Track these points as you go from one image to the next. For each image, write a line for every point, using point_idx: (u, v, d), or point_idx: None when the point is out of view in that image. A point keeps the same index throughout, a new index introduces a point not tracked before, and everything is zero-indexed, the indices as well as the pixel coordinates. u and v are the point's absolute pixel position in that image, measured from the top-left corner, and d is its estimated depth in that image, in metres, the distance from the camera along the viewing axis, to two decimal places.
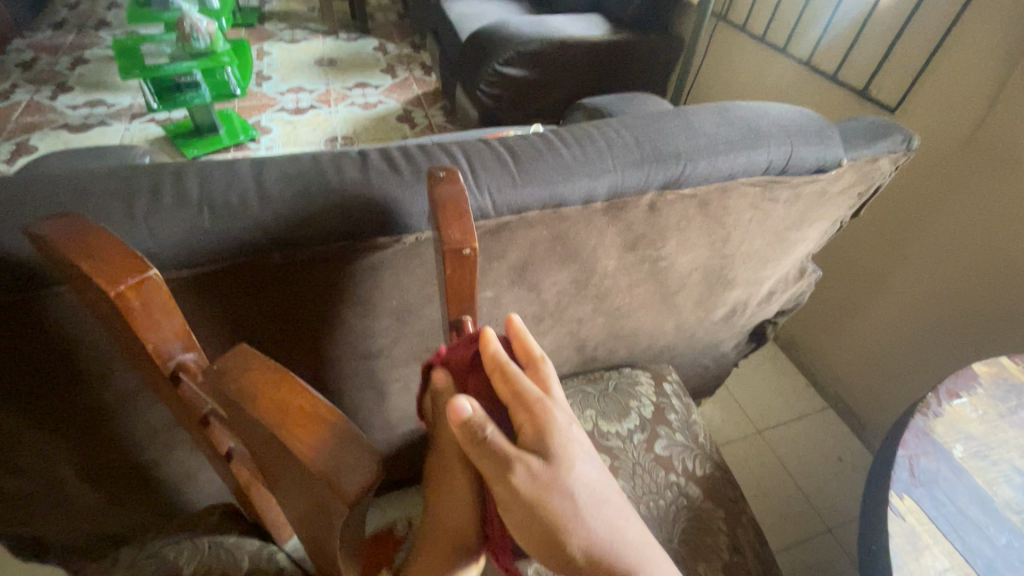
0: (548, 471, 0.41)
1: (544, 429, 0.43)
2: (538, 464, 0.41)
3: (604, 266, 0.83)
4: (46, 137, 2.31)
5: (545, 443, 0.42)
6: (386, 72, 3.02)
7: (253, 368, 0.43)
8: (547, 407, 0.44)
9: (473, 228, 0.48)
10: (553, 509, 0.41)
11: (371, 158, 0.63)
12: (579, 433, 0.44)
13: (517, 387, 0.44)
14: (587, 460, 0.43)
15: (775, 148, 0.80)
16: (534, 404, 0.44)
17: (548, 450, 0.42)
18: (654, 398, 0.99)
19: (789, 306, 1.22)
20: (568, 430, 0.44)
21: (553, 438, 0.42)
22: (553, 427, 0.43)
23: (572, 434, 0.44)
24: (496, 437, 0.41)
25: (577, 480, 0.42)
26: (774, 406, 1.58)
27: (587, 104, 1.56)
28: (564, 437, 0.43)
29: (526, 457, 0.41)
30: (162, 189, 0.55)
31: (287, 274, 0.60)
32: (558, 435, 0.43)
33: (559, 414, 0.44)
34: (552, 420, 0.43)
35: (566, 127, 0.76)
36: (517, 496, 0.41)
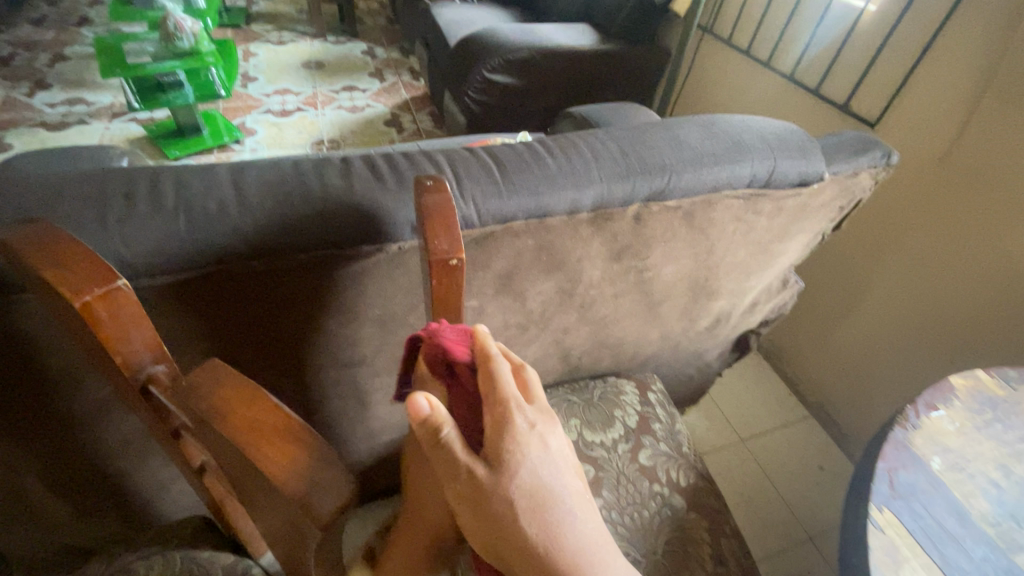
0: (497, 474, 0.42)
1: (503, 434, 0.43)
2: (485, 469, 0.42)
3: (590, 276, 0.83)
4: (22, 135, 2.25)
5: (502, 446, 0.43)
6: (375, 76, 3.00)
7: (227, 387, 0.42)
8: (512, 410, 0.43)
9: (461, 239, 0.47)
10: (503, 512, 0.42)
11: (354, 166, 0.62)
12: (540, 437, 0.44)
13: (483, 392, 0.44)
14: (541, 464, 0.43)
15: (759, 161, 0.80)
16: (500, 404, 0.44)
17: (503, 453, 0.43)
18: (639, 408, 0.99)
19: (773, 317, 1.23)
20: (530, 435, 0.44)
21: (509, 444, 0.43)
22: (514, 430, 0.43)
23: (533, 440, 0.44)
24: (453, 440, 0.42)
25: (529, 481, 0.43)
26: (758, 415, 1.60)
27: (575, 113, 1.57)
28: (521, 444, 0.43)
29: (475, 462, 0.42)
30: (137, 194, 0.53)
31: (267, 282, 0.58)
32: (514, 440, 0.43)
33: (522, 418, 0.44)
34: (512, 427, 0.43)
35: (552, 138, 0.76)
36: (466, 492, 0.43)
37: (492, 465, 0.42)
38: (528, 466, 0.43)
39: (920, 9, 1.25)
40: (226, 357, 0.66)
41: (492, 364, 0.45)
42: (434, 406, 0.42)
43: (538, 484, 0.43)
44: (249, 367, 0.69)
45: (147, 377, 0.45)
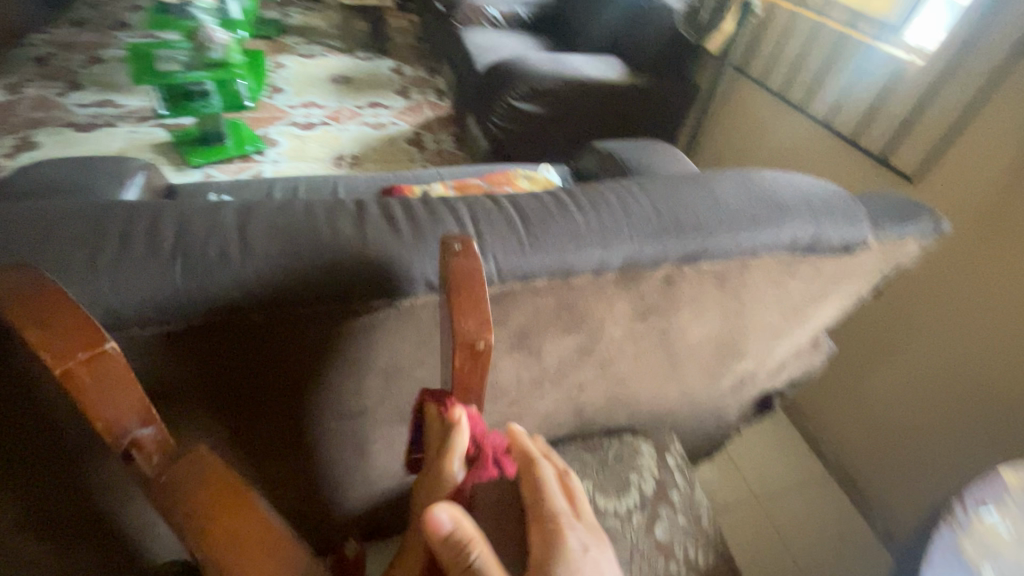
0: None
1: (556, 545, 0.46)
2: None
3: (611, 334, 0.78)
4: (51, 134, 2.28)
5: (547, 556, 0.45)
6: (401, 94, 3.01)
7: (209, 484, 0.41)
8: (565, 526, 0.47)
9: (489, 321, 0.43)
10: None
11: (369, 213, 0.58)
12: (590, 559, 0.46)
13: (543, 500, 0.48)
14: None
15: (801, 225, 0.75)
16: (553, 516, 0.47)
17: (552, 572, 0.44)
18: (656, 473, 0.93)
19: (800, 377, 1.16)
20: (583, 556, 0.46)
21: (562, 566, 0.44)
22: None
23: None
24: (482, 562, 0.41)
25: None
26: (775, 473, 1.51)
27: (602, 148, 1.54)
28: (574, 559, 0.45)
29: None
30: (134, 237, 0.49)
31: (266, 335, 0.54)
32: (569, 558, 0.45)
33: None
34: (566, 542, 0.46)
35: (583, 188, 0.71)
36: None
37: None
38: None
39: (969, 67, 1.20)
40: (220, 407, 0.61)
41: (536, 471, 0.50)
42: (458, 520, 0.42)
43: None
44: (243, 417, 0.64)
45: (131, 442, 0.41)
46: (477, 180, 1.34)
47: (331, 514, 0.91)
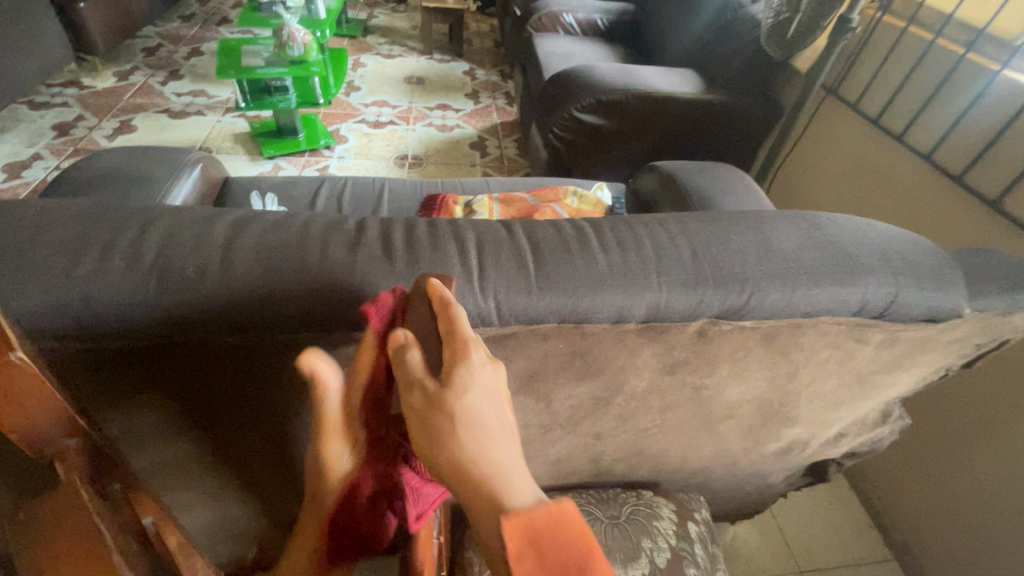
0: (445, 394, 0.43)
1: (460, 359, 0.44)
2: (432, 385, 0.43)
3: (633, 386, 0.69)
4: (147, 120, 2.46)
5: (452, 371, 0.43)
6: (470, 97, 3.02)
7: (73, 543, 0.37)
8: (471, 345, 0.44)
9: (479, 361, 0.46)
10: (443, 424, 0.42)
11: (365, 236, 0.54)
12: (490, 372, 0.45)
13: (454, 326, 0.44)
14: (486, 395, 0.44)
15: (877, 286, 0.62)
16: (460, 342, 0.44)
17: (451, 378, 0.43)
18: (673, 541, 0.86)
19: (864, 450, 1.01)
20: (479, 367, 0.45)
21: (460, 373, 0.43)
22: (467, 363, 0.44)
23: (480, 373, 0.44)
24: (407, 357, 0.44)
25: (472, 403, 0.43)
26: (825, 545, 1.34)
27: (662, 168, 1.43)
28: (472, 369, 0.44)
29: (425, 379, 0.43)
30: (120, 246, 0.48)
31: (244, 354, 0.52)
32: (469, 371, 0.44)
33: (475, 354, 0.44)
34: (469, 355, 0.44)
35: (612, 221, 0.63)
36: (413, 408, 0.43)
37: (443, 383, 0.43)
38: (475, 395, 0.43)
39: None
40: (205, 416, 0.61)
41: (450, 309, 0.45)
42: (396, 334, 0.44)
43: (475, 408, 0.43)
44: (229, 429, 0.63)
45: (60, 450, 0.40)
46: (524, 195, 1.29)
47: None
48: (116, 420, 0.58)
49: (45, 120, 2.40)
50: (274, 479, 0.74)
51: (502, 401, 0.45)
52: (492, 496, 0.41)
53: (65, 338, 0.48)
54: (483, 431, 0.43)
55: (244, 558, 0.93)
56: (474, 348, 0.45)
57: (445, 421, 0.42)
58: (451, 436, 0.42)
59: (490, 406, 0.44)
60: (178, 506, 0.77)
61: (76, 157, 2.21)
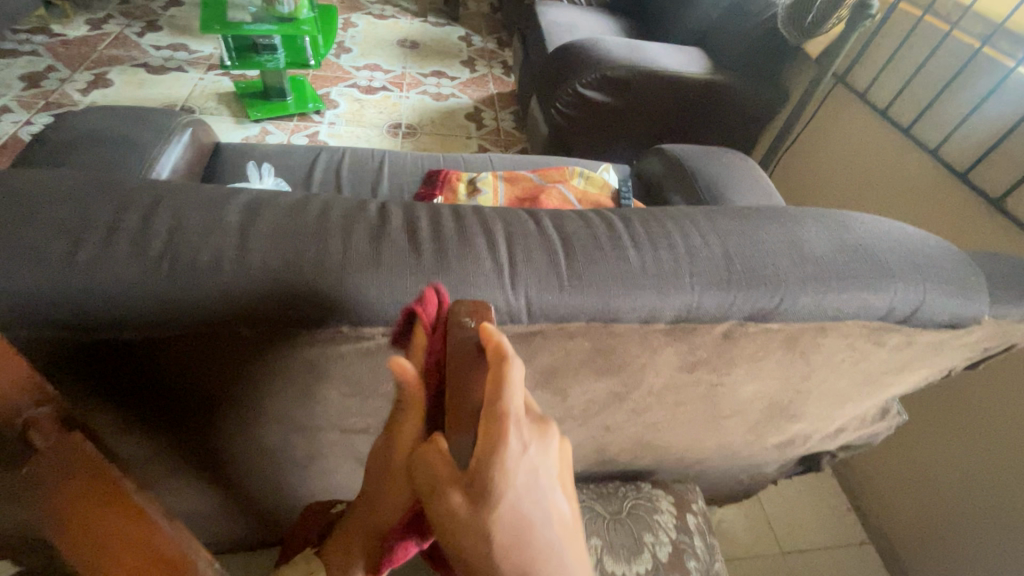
0: (477, 507, 0.34)
1: (493, 451, 0.34)
2: (461, 500, 0.35)
3: (650, 382, 0.68)
4: (124, 74, 2.32)
5: (486, 466, 0.34)
6: (466, 65, 2.91)
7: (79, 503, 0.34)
8: (508, 428, 0.35)
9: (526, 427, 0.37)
10: (477, 545, 0.34)
11: (389, 225, 0.51)
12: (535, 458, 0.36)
13: (495, 397, 0.35)
14: (533, 495, 0.36)
15: (903, 292, 0.61)
16: (496, 421, 0.35)
17: (487, 478, 0.34)
18: (673, 535, 0.87)
19: (859, 443, 1.03)
20: (519, 458, 0.35)
21: (495, 470, 0.35)
22: (502, 454, 0.34)
23: (525, 463, 0.36)
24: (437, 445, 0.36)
25: (513, 508, 0.35)
26: (807, 528, 1.38)
27: (669, 151, 1.40)
28: (511, 464, 0.35)
29: (456, 487, 0.35)
30: (125, 230, 0.44)
31: (259, 349, 0.49)
32: (507, 466, 0.35)
33: (515, 439, 0.35)
34: (505, 447, 0.35)
35: (642, 215, 0.61)
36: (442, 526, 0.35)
37: (474, 486, 0.34)
38: (513, 501, 0.35)
39: None
40: (210, 408, 0.58)
41: (502, 368, 0.36)
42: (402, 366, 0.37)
43: (519, 515, 0.35)
44: (236, 421, 0.60)
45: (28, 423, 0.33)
46: (530, 175, 1.25)
47: None
48: (118, 410, 0.55)
49: (13, 69, 2.24)
50: (279, 468, 0.71)
51: (555, 493, 0.37)
52: None
53: (62, 329, 0.44)
54: (523, 547, 0.35)
55: (240, 538, 0.92)
56: (515, 434, 0.35)
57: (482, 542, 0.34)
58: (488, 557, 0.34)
59: (532, 512, 0.36)
60: (176, 491, 0.74)
61: (48, 112, 2.08)
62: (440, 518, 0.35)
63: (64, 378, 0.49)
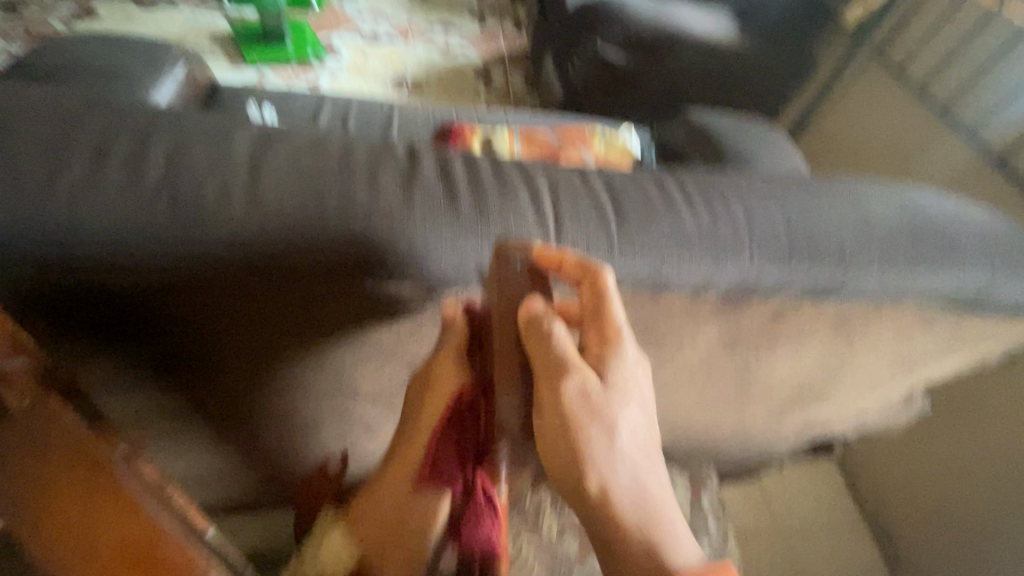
0: (607, 396, 0.44)
1: (613, 354, 0.44)
2: (595, 388, 0.43)
3: (685, 359, 0.64)
4: (111, 6, 2.16)
5: (608, 365, 0.44)
6: (476, 18, 2.76)
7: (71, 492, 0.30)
8: (621, 338, 0.45)
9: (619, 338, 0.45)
10: (603, 431, 0.43)
11: (421, 170, 0.45)
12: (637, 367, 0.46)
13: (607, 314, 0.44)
14: (639, 399, 0.45)
15: (971, 273, 0.56)
16: (611, 331, 0.44)
17: (611, 375, 0.44)
18: (687, 511, 0.85)
19: (876, 429, 1.00)
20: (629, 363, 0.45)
21: (615, 370, 0.44)
22: (619, 357, 0.45)
23: (633, 370, 0.45)
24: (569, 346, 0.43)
25: (626, 407, 0.44)
26: (806, 508, 1.37)
27: (694, 118, 1.32)
28: (626, 367, 0.45)
29: (588, 377, 0.43)
30: (116, 159, 0.38)
31: (270, 302, 0.43)
32: (624, 367, 0.45)
33: (626, 348, 0.45)
34: (622, 351, 0.44)
35: (694, 176, 0.55)
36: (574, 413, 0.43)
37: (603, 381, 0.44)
38: (627, 405, 0.44)
39: None
40: (214, 366, 0.52)
41: (600, 284, 0.43)
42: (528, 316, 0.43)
43: (631, 415, 0.44)
44: (241, 380, 0.55)
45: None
46: (549, 134, 1.17)
47: None
48: (110, 363, 0.50)
49: None
50: (283, 432, 0.67)
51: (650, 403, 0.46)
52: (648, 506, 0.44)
53: (40, 269, 0.38)
54: (635, 434, 0.44)
55: (237, 499, 0.88)
56: (626, 344, 0.45)
57: (607, 430, 0.43)
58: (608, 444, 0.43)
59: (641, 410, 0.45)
60: (173, 451, 0.70)
61: (29, 43, 1.94)
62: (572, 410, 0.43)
63: (47, 325, 0.44)
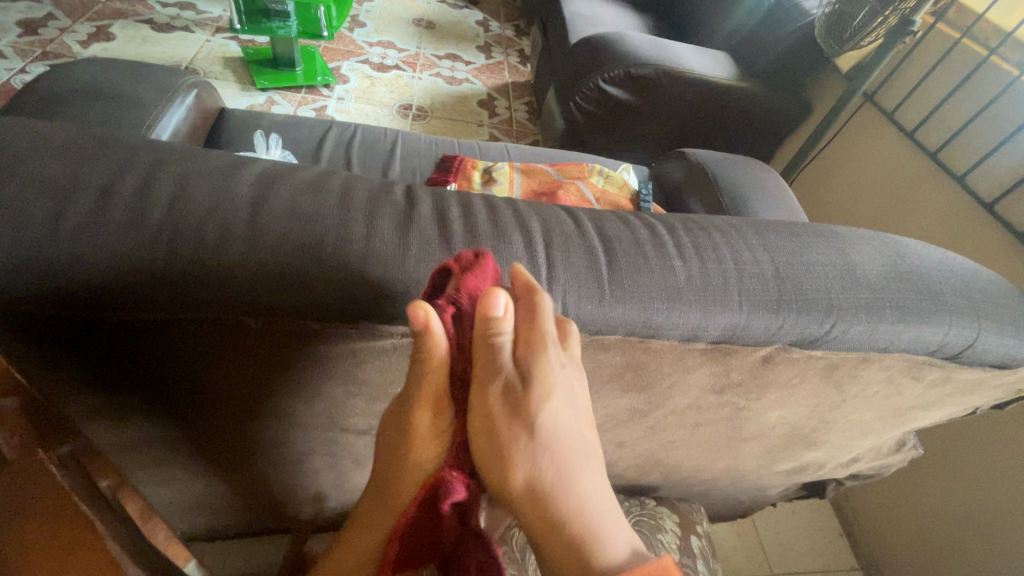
0: (526, 402, 0.39)
1: (535, 358, 0.39)
2: (517, 389, 0.39)
3: (675, 402, 0.64)
4: (127, 29, 2.22)
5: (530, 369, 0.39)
6: (482, 50, 2.83)
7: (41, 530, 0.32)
8: (548, 344, 0.39)
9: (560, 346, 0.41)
10: (515, 437, 0.38)
11: (417, 213, 0.46)
12: (569, 376, 0.40)
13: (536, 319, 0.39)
14: (566, 406, 0.40)
15: (957, 326, 0.57)
16: (536, 337, 0.39)
17: (535, 381, 0.39)
18: (676, 556, 0.83)
19: (868, 474, 0.99)
20: (559, 368, 0.40)
21: (537, 376, 0.39)
22: (543, 360, 0.39)
23: (562, 376, 0.40)
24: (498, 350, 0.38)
25: (557, 423, 0.39)
26: (799, 550, 1.35)
27: (691, 156, 1.35)
28: (550, 373, 0.39)
29: (510, 377, 0.39)
30: (119, 198, 0.39)
31: (264, 340, 0.44)
32: (548, 372, 0.39)
33: (554, 354, 0.40)
34: (545, 357, 0.39)
35: (686, 224, 0.56)
36: (486, 413, 0.39)
37: (524, 384, 0.39)
38: (552, 407, 0.39)
39: None
40: (203, 398, 0.52)
41: (535, 296, 0.40)
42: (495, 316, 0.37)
43: (554, 427, 0.39)
44: (230, 412, 0.55)
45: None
46: (548, 168, 1.19)
47: (317, 509, 0.82)
48: (98, 394, 0.49)
49: (10, 13, 2.14)
50: (270, 463, 0.66)
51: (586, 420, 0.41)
52: (575, 539, 0.38)
53: (39, 305, 0.38)
54: (561, 441, 0.39)
55: (221, 528, 0.87)
56: (553, 349, 0.40)
57: (524, 439, 0.39)
58: (519, 453, 0.39)
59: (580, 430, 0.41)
60: (158, 480, 0.69)
61: (45, 62, 1.98)
62: (481, 414, 0.39)
63: (40, 357, 0.44)
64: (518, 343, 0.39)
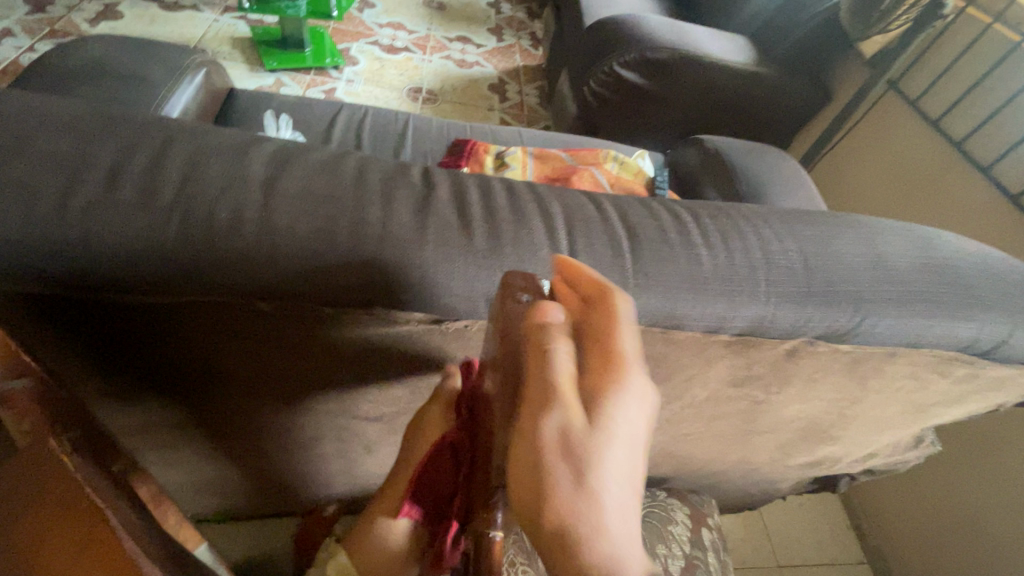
0: (592, 436, 0.31)
1: (608, 385, 0.33)
2: (580, 421, 0.31)
3: (693, 395, 0.62)
4: (136, 7, 2.20)
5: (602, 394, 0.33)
6: (493, 33, 2.78)
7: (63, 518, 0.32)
8: (628, 370, 0.34)
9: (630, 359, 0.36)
10: (572, 476, 0.30)
11: (436, 196, 0.44)
12: (642, 413, 0.33)
13: (613, 336, 0.36)
14: (633, 451, 0.32)
15: (989, 322, 0.55)
16: (614, 360, 0.34)
17: (602, 405, 0.32)
18: (686, 549, 0.81)
19: (883, 469, 0.98)
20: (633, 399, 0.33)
21: (611, 399, 0.33)
22: (620, 388, 0.33)
23: (633, 408, 0.33)
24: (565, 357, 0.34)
25: (622, 469, 0.31)
26: (807, 543, 1.34)
27: (707, 142, 1.31)
28: (623, 402, 0.33)
29: (576, 408, 0.32)
30: (129, 175, 0.37)
31: (277, 325, 0.43)
32: (619, 402, 0.33)
33: (633, 382, 0.34)
34: (624, 383, 0.33)
35: (711, 211, 0.54)
36: (540, 434, 0.31)
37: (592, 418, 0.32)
38: (618, 446, 0.31)
39: None
40: (215, 382, 0.51)
41: (614, 300, 0.37)
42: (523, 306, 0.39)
43: (620, 472, 0.31)
44: (242, 397, 0.54)
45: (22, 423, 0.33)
46: (562, 154, 1.17)
47: (326, 494, 0.82)
48: (110, 377, 0.49)
49: None
50: (281, 447, 0.66)
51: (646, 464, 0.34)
52: None
53: (49, 286, 0.37)
54: (621, 488, 0.31)
55: (231, 510, 0.87)
56: (633, 373, 0.34)
57: (581, 478, 0.30)
58: (574, 496, 0.30)
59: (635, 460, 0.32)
60: (170, 463, 0.69)
61: (53, 40, 1.96)
62: (532, 437, 0.31)
63: (51, 340, 0.43)
64: (592, 358, 0.35)
